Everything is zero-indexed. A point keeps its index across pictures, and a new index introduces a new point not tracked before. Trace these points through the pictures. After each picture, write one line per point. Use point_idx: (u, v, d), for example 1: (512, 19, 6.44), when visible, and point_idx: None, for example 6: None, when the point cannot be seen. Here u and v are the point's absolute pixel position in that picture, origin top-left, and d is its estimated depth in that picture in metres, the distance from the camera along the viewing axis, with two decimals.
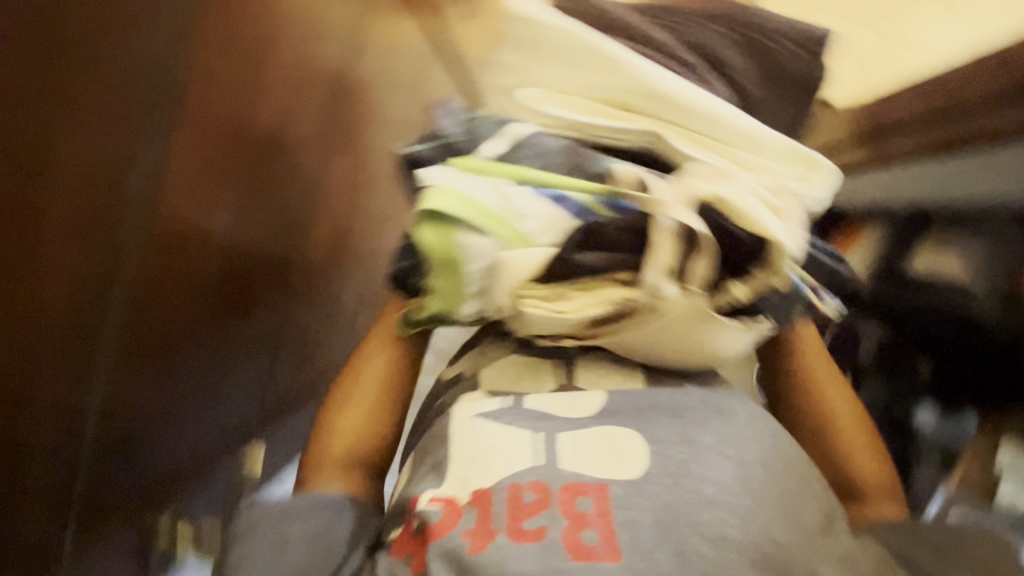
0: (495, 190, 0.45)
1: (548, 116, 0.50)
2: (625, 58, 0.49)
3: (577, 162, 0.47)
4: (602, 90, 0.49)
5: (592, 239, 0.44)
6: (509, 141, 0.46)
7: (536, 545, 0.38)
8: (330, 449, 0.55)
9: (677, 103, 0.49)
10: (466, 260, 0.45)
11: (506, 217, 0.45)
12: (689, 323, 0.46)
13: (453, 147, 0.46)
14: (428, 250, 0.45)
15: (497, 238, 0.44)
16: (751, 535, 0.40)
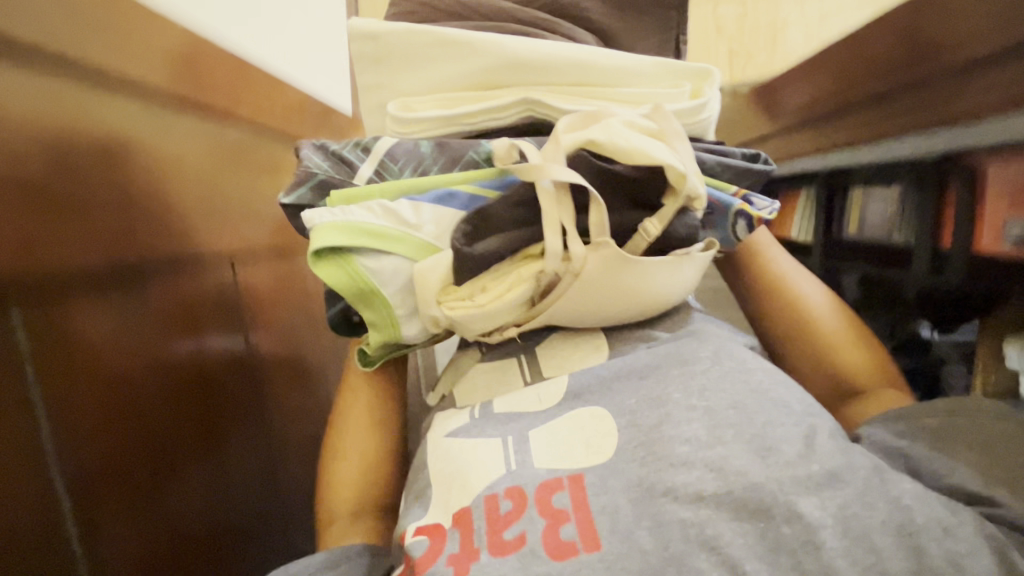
0: (378, 208, 0.43)
1: (411, 121, 0.48)
2: (461, 35, 0.45)
3: (455, 156, 0.46)
4: (460, 78, 0.47)
5: (490, 224, 0.43)
6: (376, 164, 0.46)
7: (516, 555, 0.38)
8: (336, 503, 0.57)
9: (531, 62, 0.45)
10: (381, 286, 0.44)
11: (401, 229, 0.43)
12: (618, 276, 0.43)
13: (330, 185, 0.45)
14: (340, 290, 0.43)
15: (401, 252, 0.43)
16: (729, 483, 0.39)
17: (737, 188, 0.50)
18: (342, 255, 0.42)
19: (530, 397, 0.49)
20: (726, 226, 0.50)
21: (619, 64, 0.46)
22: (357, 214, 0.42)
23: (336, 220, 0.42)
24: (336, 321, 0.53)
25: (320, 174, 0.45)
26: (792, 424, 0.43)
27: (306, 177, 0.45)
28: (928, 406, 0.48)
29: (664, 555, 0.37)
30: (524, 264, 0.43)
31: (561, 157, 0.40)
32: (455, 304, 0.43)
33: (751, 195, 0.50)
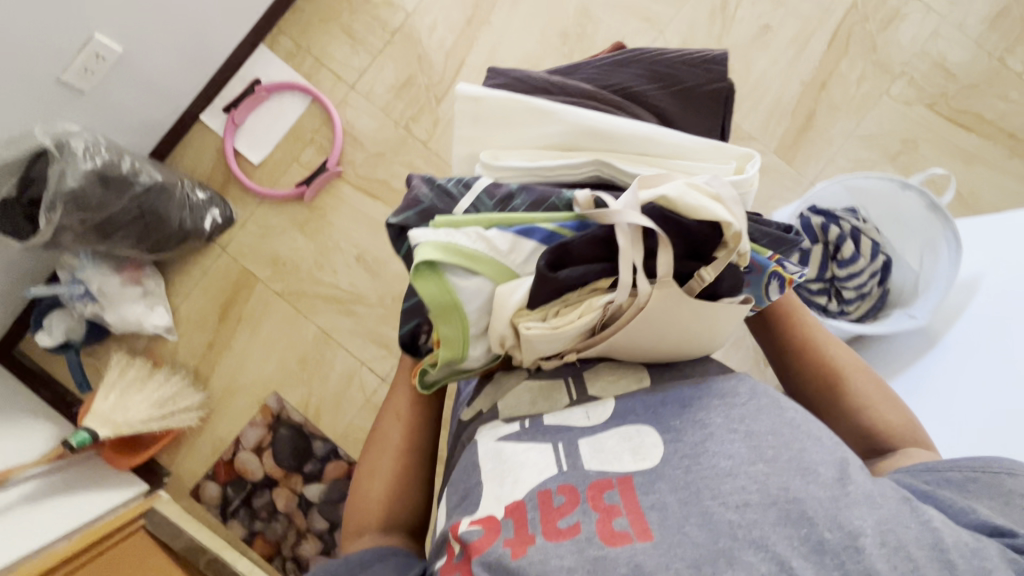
0: (473, 234, 0.49)
1: (500, 168, 0.56)
2: (554, 107, 0.56)
3: (540, 197, 0.52)
4: (548, 142, 0.56)
5: (569, 258, 0.48)
6: (477, 193, 0.53)
7: (572, 540, 0.40)
8: (368, 515, 0.58)
9: (607, 132, 0.55)
10: (464, 302, 0.49)
11: (492, 254, 0.49)
12: (672, 311, 0.49)
13: (432, 212, 0.52)
14: (428, 301, 0.49)
15: (488, 275, 0.49)
16: (771, 492, 0.42)
17: (772, 254, 0.57)
18: (438, 270, 0.48)
19: (578, 412, 0.52)
20: (761, 284, 0.56)
21: (678, 144, 0.56)
22: (456, 238, 0.49)
23: (440, 240, 0.48)
24: (405, 341, 0.58)
25: (425, 201, 0.53)
26: (825, 452, 0.46)
27: (413, 203, 0.53)
28: (949, 461, 0.48)
29: (716, 547, 0.39)
30: (592, 294, 0.50)
31: (637, 206, 0.47)
32: (537, 327, 0.49)
33: (784, 260, 0.58)
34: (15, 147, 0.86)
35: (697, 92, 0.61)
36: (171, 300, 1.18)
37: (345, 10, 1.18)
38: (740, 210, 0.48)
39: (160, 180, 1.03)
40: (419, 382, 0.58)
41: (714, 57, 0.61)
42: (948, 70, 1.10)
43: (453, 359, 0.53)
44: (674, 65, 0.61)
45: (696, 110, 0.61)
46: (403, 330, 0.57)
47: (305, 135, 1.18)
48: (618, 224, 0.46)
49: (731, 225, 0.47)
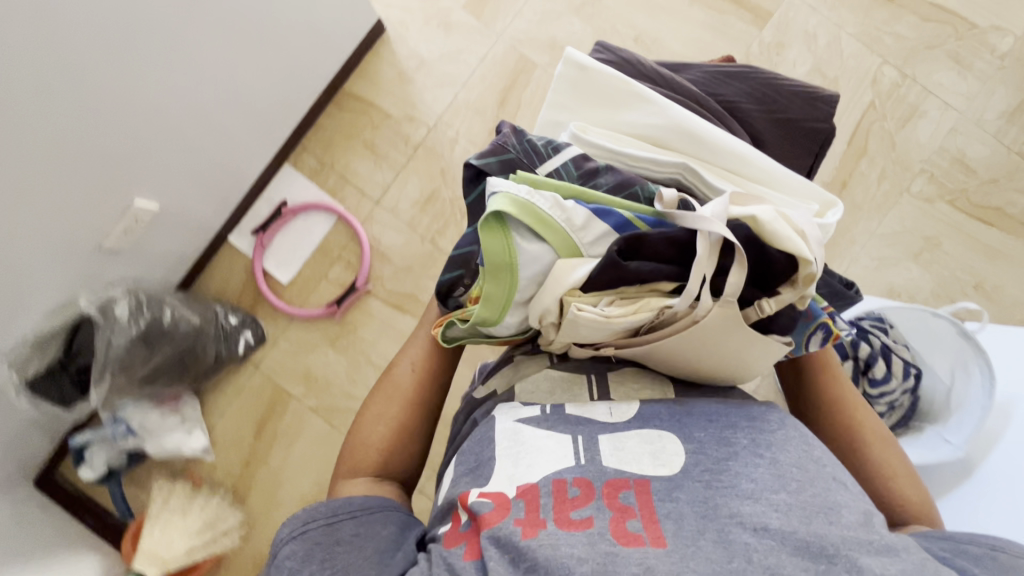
0: (553, 199, 0.47)
1: (587, 142, 0.54)
2: (660, 100, 0.55)
3: (624, 180, 0.51)
4: (643, 132, 0.55)
5: (638, 249, 0.47)
6: (565, 160, 0.52)
7: (584, 531, 0.39)
8: (364, 454, 0.57)
9: (703, 138, 0.54)
10: (521, 266, 0.48)
11: (564, 225, 0.47)
12: (723, 333, 0.47)
13: (515, 164, 0.52)
14: (486, 254, 0.47)
15: (553, 245, 0.47)
16: (792, 525, 0.40)
17: (826, 305, 0.55)
18: (508, 227, 0.47)
19: (600, 408, 0.50)
20: (805, 331, 0.53)
21: (768, 170, 0.54)
22: (535, 198, 0.47)
23: (517, 194, 0.46)
24: (443, 289, 0.56)
25: (511, 151, 0.52)
26: (851, 498, 0.44)
27: (498, 150, 0.52)
28: (967, 536, 0.47)
29: (729, 567, 0.38)
30: (650, 295, 0.48)
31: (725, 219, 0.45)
32: (588, 310, 0.47)
33: (837, 314, 0.55)
34: (60, 316, 0.87)
35: (799, 126, 0.60)
36: (208, 419, 1.05)
37: (367, 125, 1.11)
38: (820, 251, 0.47)
39: (194, 321, 1.00)
40: (440, 334, 0.57)
41: (826, 97, 0.60)
42: (966, 165, 1.05)
43: (487, 320, 0.51)
44: (786, 93, 0.60)
45: (792, 141, 0.60)
46: (444, 277, 0.55)
47: (333, 252, 1.09)
48: (704, 230, 0.44)
49: (809, 264, 0.46)
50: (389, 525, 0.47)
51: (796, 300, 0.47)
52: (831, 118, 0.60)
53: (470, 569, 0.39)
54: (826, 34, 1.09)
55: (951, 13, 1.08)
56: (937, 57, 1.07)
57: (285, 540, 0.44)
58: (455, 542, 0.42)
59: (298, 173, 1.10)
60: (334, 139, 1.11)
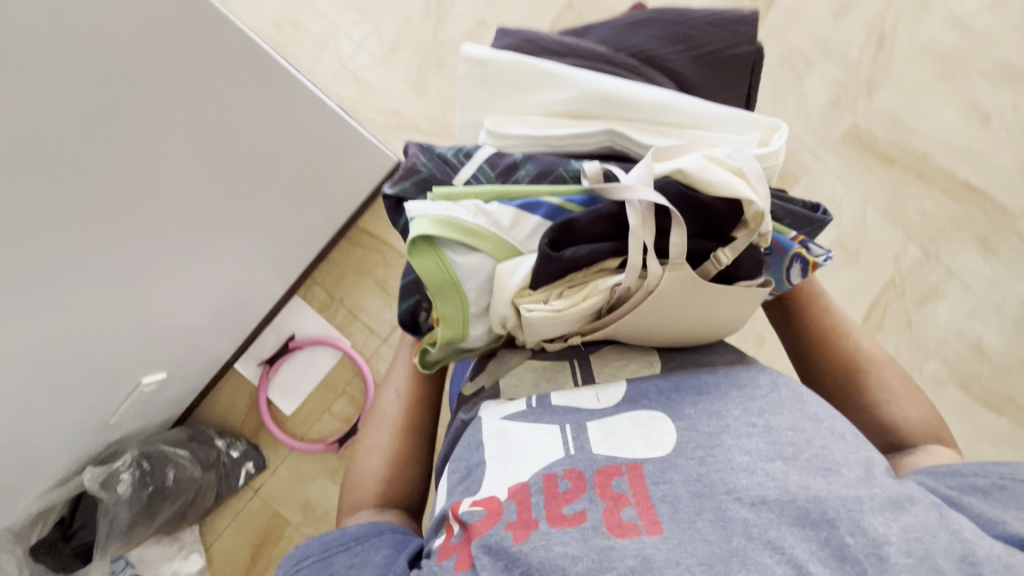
0: (474, 207, 0.45)
1: (505, 135, 0.51)
2: (565, 71, 0.51)
3: (546, 167, 0.49)
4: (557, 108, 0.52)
5: (574, 234, 0.45)
6: (478, 164, 0.50)
7: (578, 527, 0.38)
8: (363, 487, 0.56)
9: (623, 99, 0.50)
10: (463, 282, 0.46)
11: (494, 229, 0.45)
12: (682, 292, 0.45)
13: (430, 181, 0.49)
14: (425, 279, 0.46)
15: (489, 252, 0.45)
16: (790, 494, 0.39)
17: (796, 234, 0.53)
18: (437, 248, 0.45)
19: (587, 395, 0.48)
20: (782, 266, 0.53)
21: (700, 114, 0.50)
22: (456, 211, 0.45)
23: (437, 214, 0.44)
24: (404, 321, 0.54)
25: (424, 171, 0.49)
26: (849, 452, 0.44)
27: (409, 171, 0.50)
28: (975, 466, 0.47)
29: (728, 544, 0.37)
30: (598, 275, 0.46)
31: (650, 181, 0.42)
32: (536, 310, 0.45)
33: (809, 241, 0.54)
34: (61, 490, 0.85)
35: (721, 57, 0.56)
36: (206, 539, 1.01)
37: (380, 265, 1.03)
38: (763, 187, 0.43)
39: (197, 475, 0.94)
40: (419, 362, 0.54)
41: (742, 18, 0.56)
42: (983, 352, 0.95)
43: (454, 338, 0.49)
44: (699, 26, 0.56)
45: (720, 77, 0.56)
46: (402, 307, 0.53)
47: (338, 387, 1.04)
48: (629, 200, 0.42)
49: (754, 204, 0.43)
50: (380, 549, 0.45)
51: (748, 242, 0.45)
52: (753, 38, 0.56)
53: None
54: (852, 207, 0.97)
55: (979, 192, 0.95)
56: (964, 238, 0.95)
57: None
58: (447, 554, 0.40)
59: (309, 308, 1.04)
60: (344, 276, 1.04)
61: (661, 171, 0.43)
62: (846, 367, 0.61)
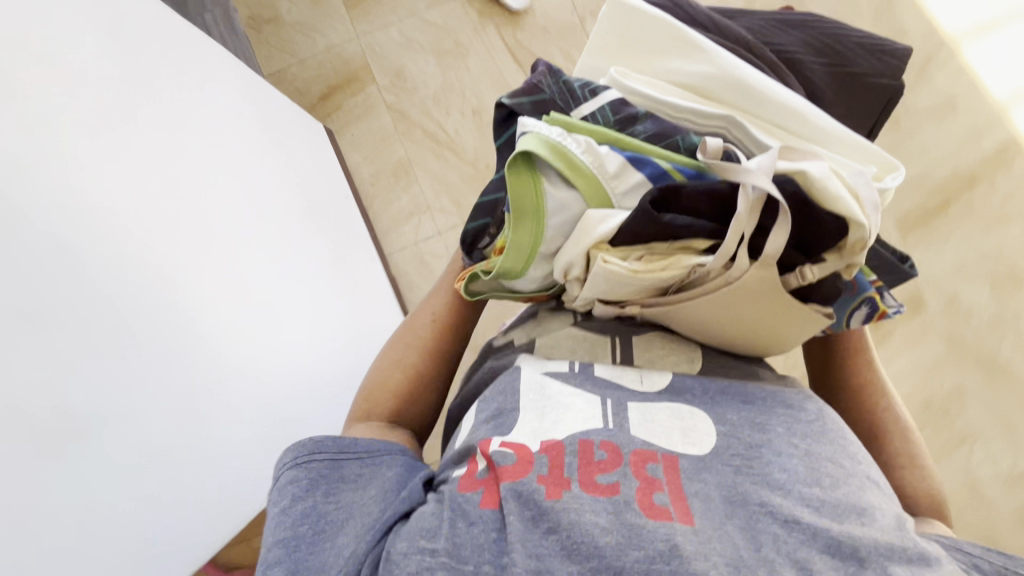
0: (586, 142, 0.44)
1: (625, 87, 0.50)
2: (708, 44, 0.50)
3: (664, 129, 0.47)
4: (685, 77, 0.50)
5: (673, 202, 0.44)
6: (602, 104, 0.48)
7: (609, 498, 0.37)
8: (380, 398, 0.56)
9: (753, 89, 0.48)
10: (548, 213, 0.45)
11: (596, 172, 0.45)
12: (760, 297, 0.44)
13: (548, 105, 0.49)
14: (514, 199, 0.45)
15: (582, 193, 0.45)
16: (822, 522, 0.38)
17: (874, 277, 0.52)
18: (536, 170, 0.45)
19: (631, 376, 0.47)
20: (848, 307, 0.51)
21: (824, 125, 0.49)
22: (566, 141, 0.44)
23: (548, 135, 0.44)
24: (467, 237, 0.53)
25: (546, 93, 0.49)
26: (882, 499, 0.42)
27: (531, 90, 0.49)
28: None
29: (756, 556, 0.36)
30: (682, 254, 0.45)
31: (771, 169, 0.40)
32: (610, 263, 0.44)
33: (885, 290, 0.52)
34: None
35: (865, 82, 0.54)
36: None
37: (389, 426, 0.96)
38: (874, 217, 0.43)
39: None
40: (464, 288, 0.54)
41: (896, 49, 0.54)
42: None
43: (510, 271, 0.49)
44: (851, 45, 0.54)
45: (854, 100, 0.54)
46: (470, 226, 0.53)
47: None
48: (745, 185, 0.40)
49: (862, 230, 0.42)
50: (392, 468, 0.44)
51: (839, 266, 0.44)
52: (896, 71, 0.54)
53: (490, 518, 0.37)
54: None
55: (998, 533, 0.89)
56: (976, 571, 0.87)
57: (293, 466, 0.42)
58: (470, 487, 0.39)
59: None
60: None
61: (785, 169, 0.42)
62: (866, 427, 0.60)
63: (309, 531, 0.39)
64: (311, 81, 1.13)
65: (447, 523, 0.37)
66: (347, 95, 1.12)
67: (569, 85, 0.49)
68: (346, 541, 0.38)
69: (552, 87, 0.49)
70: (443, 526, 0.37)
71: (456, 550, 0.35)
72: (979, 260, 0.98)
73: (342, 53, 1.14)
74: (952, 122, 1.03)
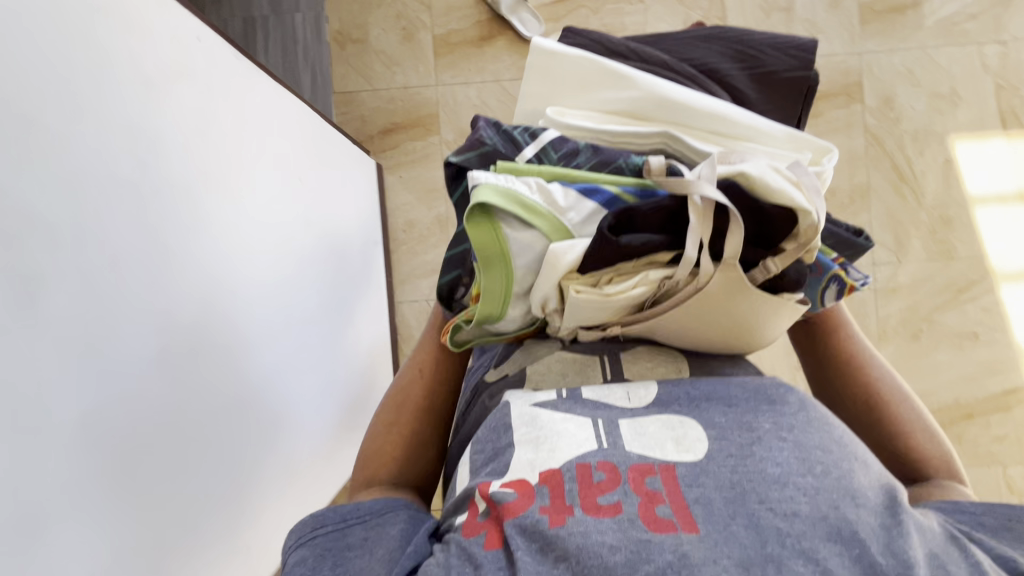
0: (534, 184, 0.47)
1: (564, 123, 0.54)
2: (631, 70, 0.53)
3: (606, 158, 0.50)
4: (616, 102, 0.53)
5: (630, 222, 0.46)
6: (542, 145, 0.51)
7: (613, 518, 0.38)
8: (382, 463, 0.56)
9: (681, 104, 0.52)
10: (513, 256, 0.47)
11: (550, 209, 0.47)
12: (730, 296, 0.46)
13: (493, 156, 0.51)
14: (478, 248, 0.47)
15: (542, 229, 0.46)
16: (822, 508, 0.38)
17: (836, 254, 0.55)
18: (494, 217, 0.46)
19: (618, 393, 0.48)
20: (818, 287, 0.54)
21: (753, 127, 0.51)
22: (518, 186, 0.46)
23: (499, 184, 0.46)
24: (444, 293, 0.55)
25: (489, 144, 0.51)
26: (875, 478, 0.43)
27: (475, 145, 0.52)
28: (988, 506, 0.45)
29: (763, 553, 0.36)
30: (649, 267, 0.47)
31: (713, 178, 0.44)
32: (584, 290, 0.46)
33: (849, 265, 0.55)
34: None
35: (779, 78, 0.56)
36: None
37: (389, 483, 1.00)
38: (819, 203, 0.45)
39: None
40: (451, 339, 0.56)
41: (804, 43, 0.56)
42: None
43: (491, 316, 0.51)
44: (761, 47, 0.57)
45: (775, 96, 0.57)
46: (444, 279, 0.55)
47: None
48: (692, 195, 0.43)
49: (809, 215, 0.43)
50: (394, 526, 0.44)
51: (801, 256, 0.46)
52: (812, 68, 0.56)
53: (498, 558, 0.37)
54: None
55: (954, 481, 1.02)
56: None
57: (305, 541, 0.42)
58: (474, 532, 0.40)
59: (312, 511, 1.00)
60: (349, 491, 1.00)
61: (727, 173, 0.44)
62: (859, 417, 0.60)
63: None
64: (377, 113, 1.16)
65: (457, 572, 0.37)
66: (408, 137, 1.16)
67: (511, 134, 0.52)
68: None
69: (495, 138, 0.52)
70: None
71: None
72: (932, 273, 1.08)
73: (417, 96, 1.16)
74: (953, 195, 1.09)
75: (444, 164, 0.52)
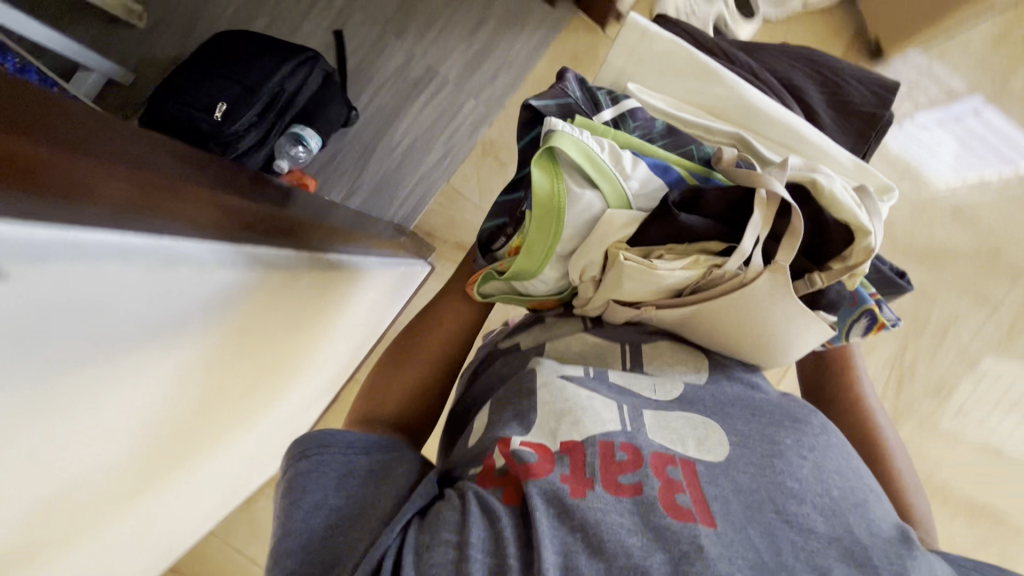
0: (607, 144, 0.46)
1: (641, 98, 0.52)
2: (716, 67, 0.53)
3: (678, 141, 0.50)
4: (695, 93, 0.53)
5: (688, 204, 0.46)
6: (621, 112, 0.50)
7: (632, 499, 0.37)
8: (385, 400, 0.54)
9: (759, 109, 0.51)
10: (569, 210, 0.46)
11: (616, 172, 0.46)
12: (770, 301, 0.46)
13: (573, 110, 0.50)
14: (537, 195, 0.46)
15: (603, 192, 0.46)
16: (837, 529, 0.39)
17: (874, 290, 0.54)
18: (560, 169, 0.45)
19: (645, 384, 0.47)
20: (849, 318, 0.52)
21: (825, 151, 0.51)
22: (592, 143, 0.46)
23: (573, 135, 0.45)
24: (485, 237, 0.56)
25: (571, 98, 0.50)
26: (885, 512, 0.43)
27: (558, 95, 0.50)
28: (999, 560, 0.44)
29: (777, 560, 0.36)
30: (700, 252, 0.46)
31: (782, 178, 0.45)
32: (632, 259, 0.45)
33: (884, 302, 0.53)
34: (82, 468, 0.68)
35: (858, 109, 0.57)
36: None
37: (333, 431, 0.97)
38: (878, 228, 0.45)
39: None
40: (477, 289, 0.56)
41: (885, 83, 0.58)
42: None
43: (525, 271, 0.50)
44: (845, 78, 0.58)
45: (851, 125, 0.57)
46: (488, 223, 0.55)
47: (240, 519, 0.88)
48: (763, 187, 0.43)
49: (867, 237, 0.44)
50: (401, 467, 0.43)
51: (848, 275, 0.46)
52: (891, 107, 0.57)
53: (511, 515, 0.36)
54: None
55: None
56: None
57: (317, 461, 0.40)
58: (490, 485, 0.39)
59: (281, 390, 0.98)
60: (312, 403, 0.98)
61: (797, 177, 0.46)
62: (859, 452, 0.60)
63: (325, 527, 0.37)
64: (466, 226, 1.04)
65: (465, 518, 0.36)
66: None
67: (592, 95, 0.51)
68: (358, 537, 0.37)
69: (574, 92, 0.51)
70: (460, 521, 0.36)
71: (479, 544, 0.34)
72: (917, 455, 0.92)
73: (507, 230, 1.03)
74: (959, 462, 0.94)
75: (524, 104, 0.50)
